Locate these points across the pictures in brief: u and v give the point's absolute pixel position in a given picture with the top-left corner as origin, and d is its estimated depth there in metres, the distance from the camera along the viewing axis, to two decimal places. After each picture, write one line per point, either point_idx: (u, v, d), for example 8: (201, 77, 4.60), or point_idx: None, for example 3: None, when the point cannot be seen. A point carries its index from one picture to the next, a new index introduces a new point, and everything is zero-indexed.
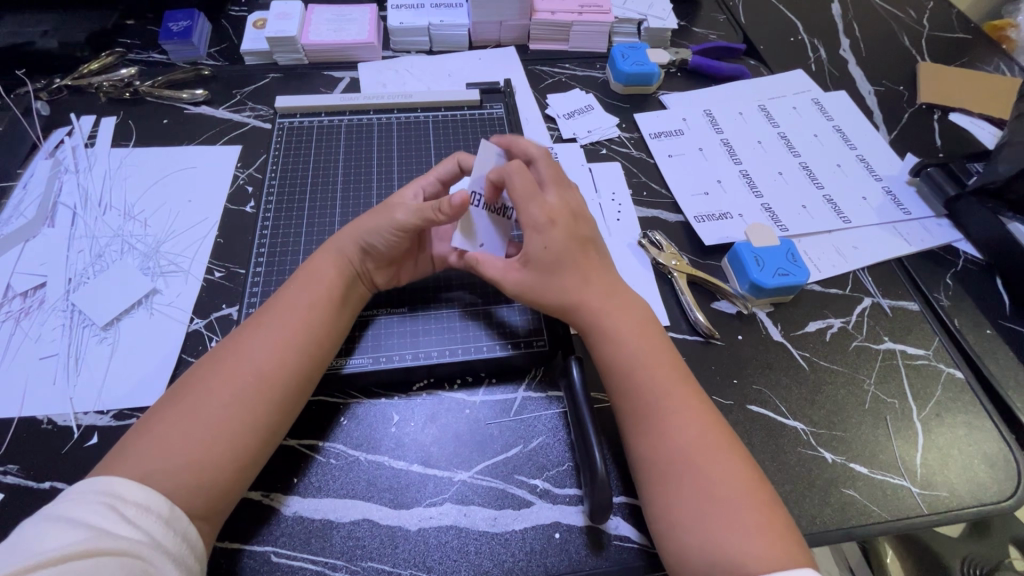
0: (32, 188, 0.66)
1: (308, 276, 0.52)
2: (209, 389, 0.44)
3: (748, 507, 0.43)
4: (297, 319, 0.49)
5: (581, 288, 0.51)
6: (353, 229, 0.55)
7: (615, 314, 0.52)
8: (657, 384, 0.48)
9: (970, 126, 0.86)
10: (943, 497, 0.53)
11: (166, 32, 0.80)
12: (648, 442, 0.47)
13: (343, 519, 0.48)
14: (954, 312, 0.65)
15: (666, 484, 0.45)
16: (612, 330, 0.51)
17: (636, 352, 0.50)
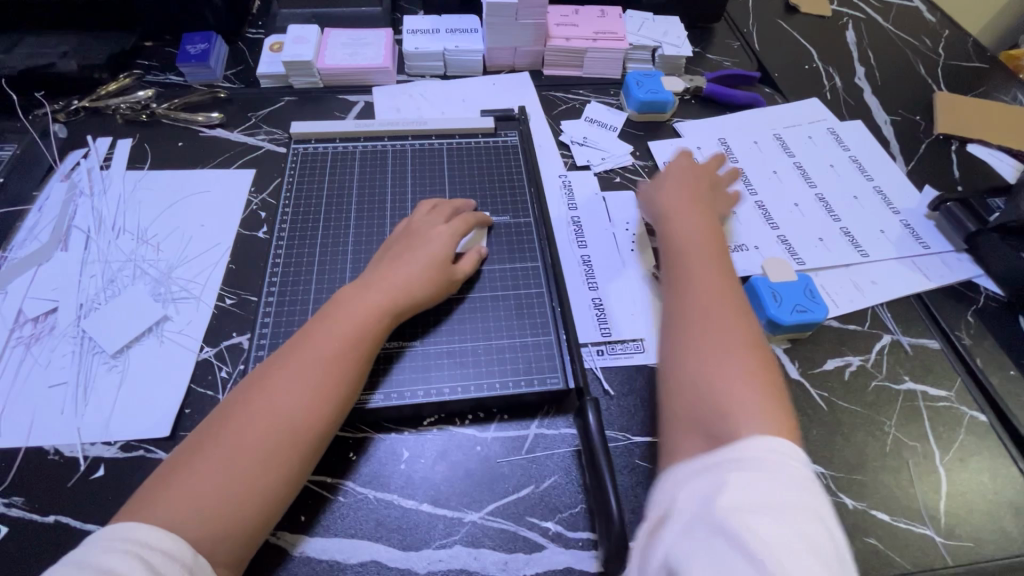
0: (47, 210, 0.66)
1: (346, 307, 0.52)
2: (247, 426, 0.44)
3: (750, 382, 0.46)
4: (338, 345, 0.49)
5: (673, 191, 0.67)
6: (396, 265, 0.56)
7: (697, 228, 0.61)
8: (707, 277, 0.55)
9: (988, 158, 0.85)
10: (968, 547, 0.51)
11: (183, 54, 0.81)
12: (678, 308, 0.54)
13: (350, 561, 0.47)
14: (976, 351, 0.64)
15: (688, 344, 0.51)
16: (686, 230, 0.61)
17: (698, 254, 0.58)
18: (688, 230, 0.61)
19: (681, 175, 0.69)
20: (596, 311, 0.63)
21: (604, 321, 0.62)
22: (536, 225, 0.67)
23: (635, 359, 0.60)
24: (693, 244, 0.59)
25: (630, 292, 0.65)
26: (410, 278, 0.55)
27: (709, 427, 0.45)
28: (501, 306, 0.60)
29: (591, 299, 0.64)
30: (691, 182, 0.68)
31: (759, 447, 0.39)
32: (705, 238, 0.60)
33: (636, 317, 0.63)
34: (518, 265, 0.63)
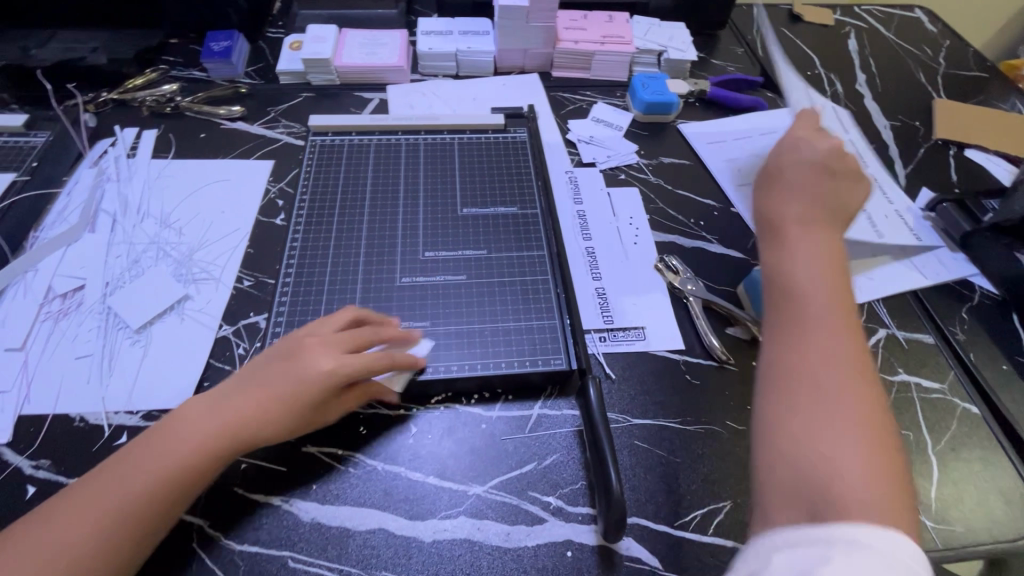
0: (76, 194, 0.69)
1: (172, 439, 0.46)
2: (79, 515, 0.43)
3: (868, 454, 0.38)
4: (148, 484, 0.44)
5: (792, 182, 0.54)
6: (248, 390, 0.49)
7: (819, 239, 0.50)
8: (827, 306, 0.45)
9: (985, 162, 0.87)
10: (958, 532, 0.53)
11: (207, 51, 0.85)
12: (784, 344, 0.44)
13: (359, 528, 0.49)
14: (969, 346, 0.66)
15: (794, 393, 0.41)
16: (801, 239, 0.50)
17: (812, 274, 0.47)
18: (806, 239, 0.50)
19: (815, 153, 0.56)
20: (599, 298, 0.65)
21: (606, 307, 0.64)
22: (543, 217, 0.69)
23: (636, 345, 0.62)
24: (807, 257, 0.48)
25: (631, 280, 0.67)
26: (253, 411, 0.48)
27: (813, 501, 0.36)
28: (508, 291, 0.62)
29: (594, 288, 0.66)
30: (817, 167, 0.55)
31: (880, 539, 0.32)
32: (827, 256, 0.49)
33: (637, 306, 0.65)
34: (525, 255, 0.66)
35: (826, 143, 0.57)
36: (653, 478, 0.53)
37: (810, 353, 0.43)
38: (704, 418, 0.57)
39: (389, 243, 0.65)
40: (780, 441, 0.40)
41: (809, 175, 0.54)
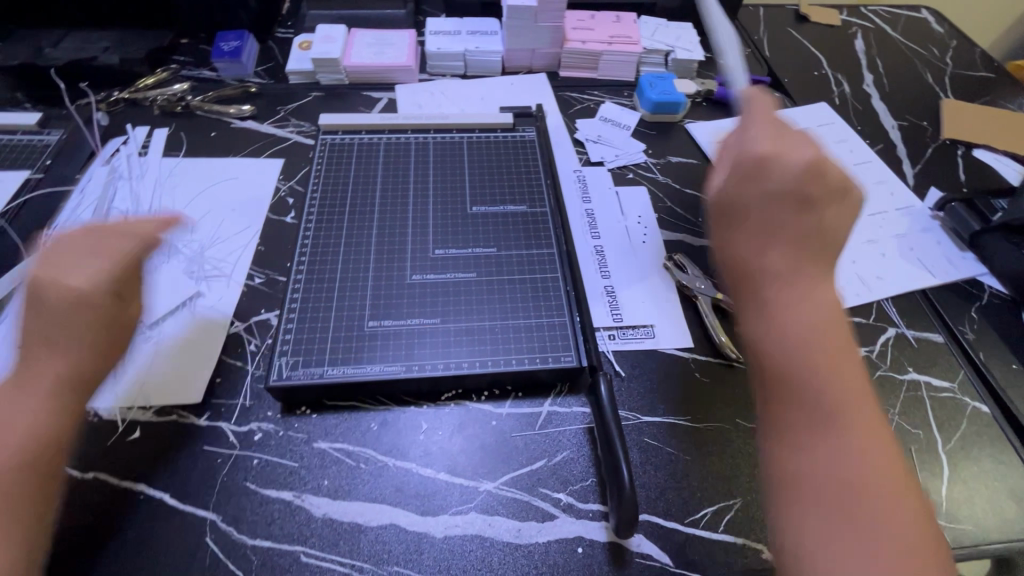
0: (88, 191, 0.70)
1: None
2: None
3: (895, 524, 0.36)
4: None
5: (773, 214, 0.44)
6: (35, 349, 0.42)
7: (802, 286, 0.43)
8: (816, 368, 0.40)
9: (994, 162, 0.87)
10: (969, 531, 0.53)
11: (217, 50, 0.85)
12: (789, 441, 0.40)
13: (371, 523, 0.49)
14: (979, 346, 0.65)
15: (811, 500, 0.38)
16: (790, 297, 0.43)
17: (797, 336, 0.41)
18: (793, 296, 0.43)
19: (751, 164, 0.45)
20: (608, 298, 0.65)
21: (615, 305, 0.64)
22: (552, 215, 0.69)
23: (645, 343, 0.62)
24: (785, 316, 0.42)
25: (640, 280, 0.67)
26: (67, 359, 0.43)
27: None
28: (518, 289, 0.62)
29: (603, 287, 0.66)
30: (807, 176, 0.43)
31: None
32: (815, 308, 0.42)
33: (646, 304, 0.65)
34: (534, 252, 0.66)
35: (801, 147, 0.45)
36: (663, 475, 0.53)
37: (808, 430, 0.39)
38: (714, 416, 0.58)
39: (399, 241, 0.66)
40: (806, 519, 0.37)
41: (792, 177, 0.43)
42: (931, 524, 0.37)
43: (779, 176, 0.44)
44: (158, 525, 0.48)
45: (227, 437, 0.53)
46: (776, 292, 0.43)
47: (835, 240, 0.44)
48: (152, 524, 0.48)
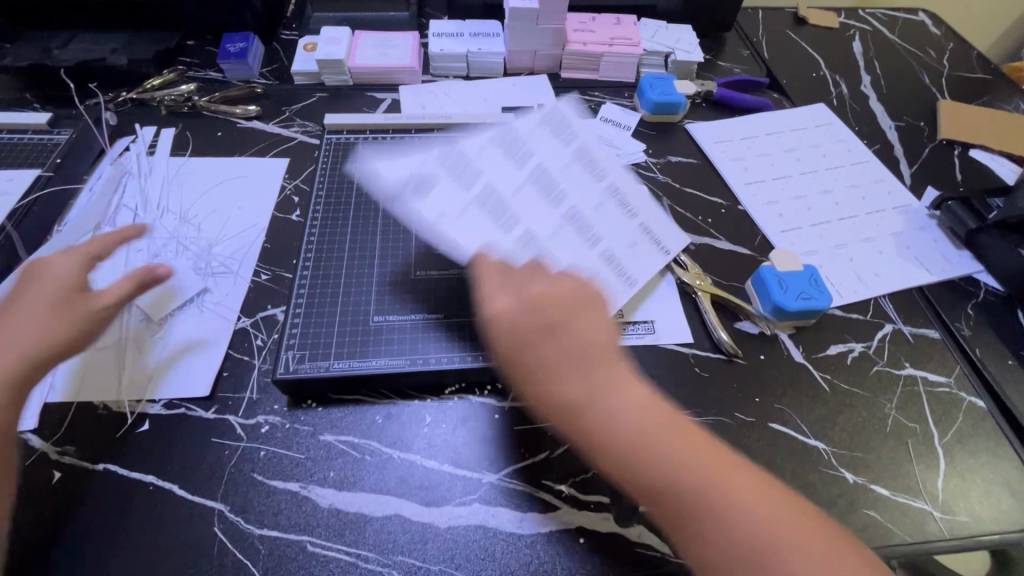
0: (97, 190, 0.71)
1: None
2: None
3: (810, 543, 0.40)
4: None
5: (567, 367, 0.48)
6: (34, 325, 0.49)
7: (615, 397, 0.47)
8: (671, 455, 0.44)
9: (990, 162, 0.88)
10: (964, 522, 0.53)
11: (223, 52, 0.87)
12: (698, 538, 0.42)
13: (376, 514, 0.50)
14: (975, 342, 0.66)
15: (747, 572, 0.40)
16: (622, 422, 0.46)
17: (647, 446, 0.44)
18: (611, 410, 0.46)
19: (520, 313, 0.51)
20: (611, 270, 0.62)
21: (623, 278, 0.63)
22: None
23: (646, 338, 0.63)
24: (629, 440, 0.45)
25: (647, 261, 0.65)
26: (35, 338, 0.49)
27: None
28: None
29: (601, 255, 0.62)
30: (557, 312, 0.51)
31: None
32: (637, 405, 0.46)
33: (647, 300, 0.66)
34: None
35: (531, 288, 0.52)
36: None
37: (698, 509, 0.42)
38: (714, 409, 0.58)
39: (403, 238, 0.67)
40: None
41: (548, 325, 0.50)
42: (824, 521, 0.42)
43: (535, 318, 0.50)
44: (169, 515, 0.49)
45: (235, 430, 0.54)
46: (608, 421, 0.46)
47: (601, 344, 0.50)
48: (163, 514, 0.49)
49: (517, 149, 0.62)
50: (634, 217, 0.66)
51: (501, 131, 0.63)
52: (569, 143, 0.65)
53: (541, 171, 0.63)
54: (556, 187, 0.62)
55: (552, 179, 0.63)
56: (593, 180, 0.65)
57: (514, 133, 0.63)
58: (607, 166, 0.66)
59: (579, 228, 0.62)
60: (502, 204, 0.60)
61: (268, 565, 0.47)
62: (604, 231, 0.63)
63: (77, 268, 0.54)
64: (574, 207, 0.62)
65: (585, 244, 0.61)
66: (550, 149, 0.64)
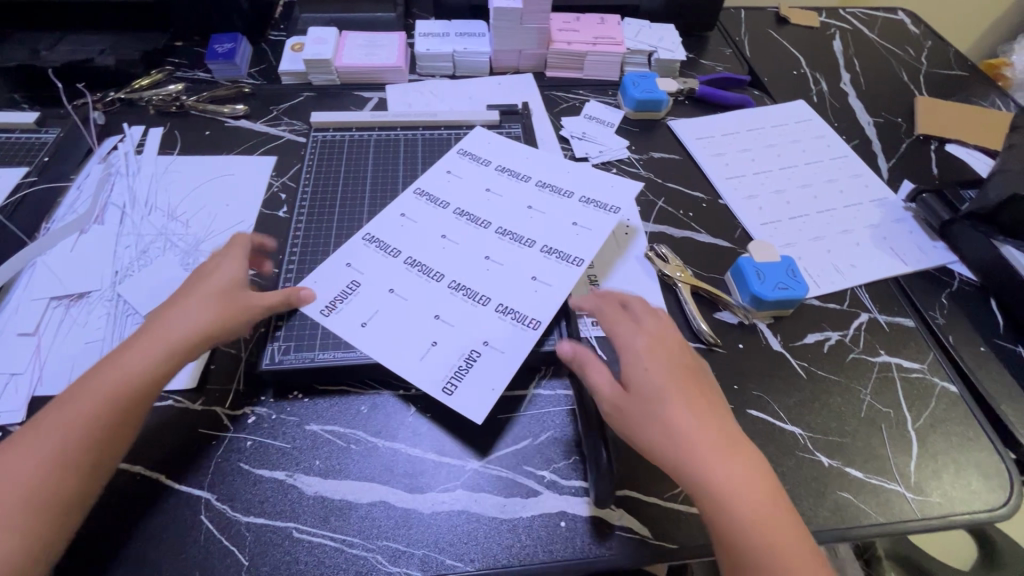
0: (85, 189, 0.72)
1: (109, 371, 0.47)
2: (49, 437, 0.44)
3: None
4: (82, 414, 0.45)
5: (688, 417, 0.47)
6: (180, 306, 0.52)
7: (723, 450, 0.46)
8: (761, 519, 0.44)
9: (965, 156, 0.90)
10: (935, 502, 0.55)
11: (212, 53, 0.88)
12: None
13: (361, 501, 0.51)
14: (948, 329, 0.68)
15: None
16: (722, 482, 0.45)
17: (750, 504, 0.45)
18: (718, 463, 0.46)
19: (655, 359, 0.50)
20: (555, 259, 0.61)
21: (569, 260, 0.61)
22: None
23: None
24: (736, 492, 0.45)
25: (594, 238, 0.63)
26: (190, 322, 0.51)
27: None
28: None
29: (541, 250, 0.62)
30: (686, 369, 0.51)
31: None
32: (739, 463, 0.46)
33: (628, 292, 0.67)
34: None
35: (661, 339, 0.52)
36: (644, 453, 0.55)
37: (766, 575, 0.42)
38: None
39: None
40: None
41: (675, 382, 0.49)
42: None
43: (671, 368, 0.50)
44: (156, 504, 0.50)
45: (222, 421, 0.55)
46: (718, 468, 0.45)
47: (720, 406, 0.50)
48: (150, 502, 0.50)
49: (435, 205, 0.67)
50: (571, 197, 0.68)
51: (414, 196, 0.68)
52: (481, 180, 0.70)
53: (463, 210, 0.66)
54: (479, 220, 0.65)
55: (474, 213, 0.66)
56: (513, 195, 0.68)
57: (427, 194, 0.68)
58: (526, 175, 0.70)
59: (512, 239, 0.63)
60: (439, 258, 0.62)
61: (254, 552, 0.48)
62: (539, 230, 0.64)
63: (236, 262, 0.56)
64: (502, 224, 0.65)
65: (522, 248, 0.62)
66: (464, 192, 0.68)
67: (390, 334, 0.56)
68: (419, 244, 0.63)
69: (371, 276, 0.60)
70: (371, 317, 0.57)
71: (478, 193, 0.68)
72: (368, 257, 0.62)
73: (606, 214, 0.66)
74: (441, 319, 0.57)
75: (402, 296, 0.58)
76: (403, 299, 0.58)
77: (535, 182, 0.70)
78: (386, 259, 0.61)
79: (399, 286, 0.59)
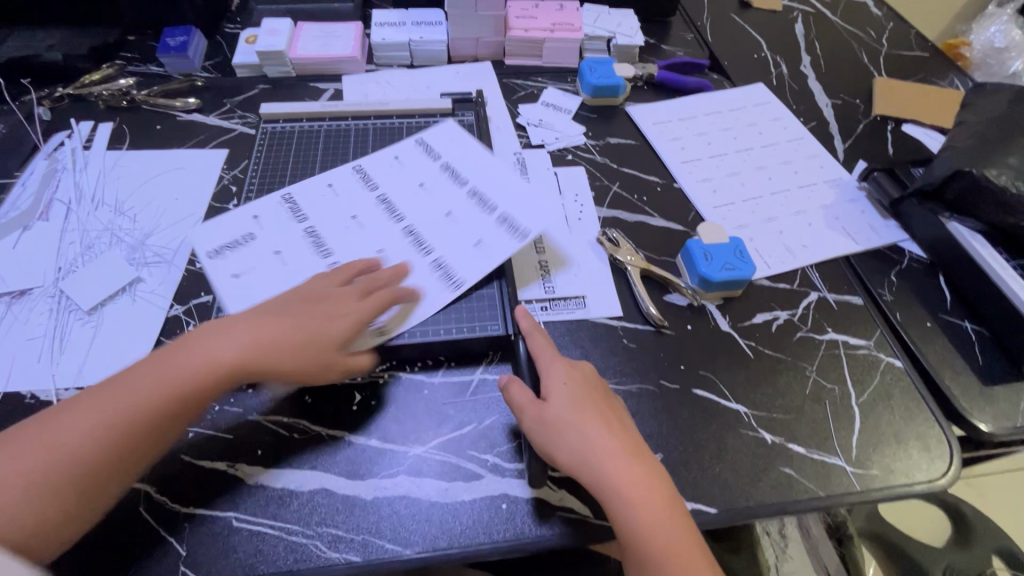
0: (29, 185, 0.71)
1: (189, 365, 0.49)
2: (115, 412, 0.46)
3: None
4: (152, 406, 0.47)
5: (600, 434, 0.49)
6: (273, 323, 0.52)
7: (631, 463, 0.49)
8: (663, 526, 0.47)
9: (921, 136, 0.90)
10: (875, 475, 0.56)
11: (163, 46, 0.86)
12: None
13: (301, 489, 0.51)
14: (896, 306, 0.69)
15: None
16: (629, 492, 0.47)
17: (654, 508, 0.47)
18: (624, 477, 0.48)
19: (569, 380, 0.52)
20: (438, 275, 0.61)
21: (450, 280, 0.61)
22: None
23: (576, 313, 0.64)
24: (642, 497, 0.47)
25: (488, 261, 0.62)
26: (279, 351, 0.51)
27: None
28: None
29: (432, 261, 0.62)
30: (597, 388, 0.53)
31: None
32: (645, 475, 0.48)
33: (578, 276, 0.67)
34: None
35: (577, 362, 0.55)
36: None
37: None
38: (638, 377, 0.60)
39: None
40: None
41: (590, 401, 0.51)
42: None
43: (585, 383, 0.53)
44: None
45: None
46: (626, 477, 0.48)
47: (629, 423, 0.52)
48: None
49: (364, 184, 0.68)
50: (492, 213, 0.65)
51: (350, 171, 0.69)
52: (417, 174, 0.69)
53: (389, 201, 0.67)
54: (395, 212, 0.66)
55: (396, 204, 0.67)
56: (440, 197, 0.67)
57: (363, 172, 0.69)
58: (465, 179, 0.69)
59: (413, 241, 0.63)
60: (341, 240, 0.63)
61: (193, 542, 0.48)
62: (441, 239, 0.63)
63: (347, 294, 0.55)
64: (412, 224, 0.65)
65: (417, 253, 0.62)
66: (398, 181, 0.69)
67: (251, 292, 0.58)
68: (329, 217, 0.65)
69: (267, 235, 0.63)
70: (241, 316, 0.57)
71: (410, 186, 0.68)
72: (276, 216, 0.64)
73: (514, 239, 0.63)
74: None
75: (283, 261, 0.61)
76: (282, 263, 0.61)
77: (467, 186, 0.68)
78: (289, 223, 0.64)
79: (286, 249, 0.62)
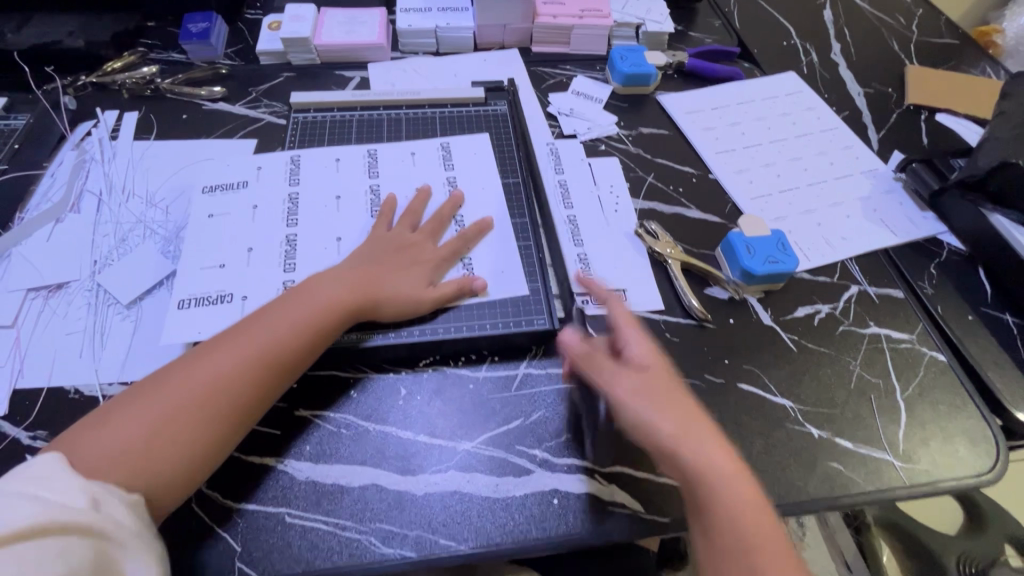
0: (58, 177, 0.70)
1: (306, 297, 0.54)
2: (250, 343, 0.51)
3: None
4: (282, 335, 0.51)
5: (679, 399, 0.50)
6: (376, 262, 0.58)
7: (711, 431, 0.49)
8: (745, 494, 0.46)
9: (956, 125, 0.89)
10: (924, 470, 0.56)
11: (186, 33, 0.84)
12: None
13: (352, 484, 0.51)
14: (937, 299, 0.68)
15: None
16: (713, 457, 0.47)
17: (735, 473, 0.47)
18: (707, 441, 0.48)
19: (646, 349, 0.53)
20: None
21: None
22: (524, 185, 0.71)
23: None
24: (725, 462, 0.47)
25: None
26: (392, 283, 0.57)
27: None
28: (500, 254, 0.64)
29: None
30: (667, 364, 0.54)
31: None
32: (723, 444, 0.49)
33: (618, 270, 0.67)
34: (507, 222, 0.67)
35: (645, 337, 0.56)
36: None
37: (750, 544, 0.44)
38: (684, 372, 0.60)
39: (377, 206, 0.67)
40: None
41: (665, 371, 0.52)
42: None
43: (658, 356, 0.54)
44: None
45: None
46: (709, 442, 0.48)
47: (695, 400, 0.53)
48: None
49: (367, 170, 0.69)
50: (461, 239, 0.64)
51: (364, 154, 0.71)
52: (415, 177, 0.69)
53: (377, 197, 0.67)
54: (375, 208, 0.66)
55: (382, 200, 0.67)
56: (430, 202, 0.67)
57: (372, 158, 0.71)
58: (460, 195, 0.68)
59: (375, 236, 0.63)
60: (319, 215, 0.65)
61: (247, 538, 0.48)
62: None
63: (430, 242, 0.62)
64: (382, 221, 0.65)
65: None
66: (402, 174, 0.70)
67: (208, 238, 0.62)
68: (318, 188, 0.67)
69: (248, 191, 0.66)
70: (191, 299, 0.58)
71: (405, 188, 0.68)
72: (276, 173, 0.68)
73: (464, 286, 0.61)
74: (212, 298, 0.58)
75: (253, 215, 0.64)
76: (252, 219, 0.64)
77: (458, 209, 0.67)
78: (281, 181, 0.67)
79: (263, 206, 0.65)
